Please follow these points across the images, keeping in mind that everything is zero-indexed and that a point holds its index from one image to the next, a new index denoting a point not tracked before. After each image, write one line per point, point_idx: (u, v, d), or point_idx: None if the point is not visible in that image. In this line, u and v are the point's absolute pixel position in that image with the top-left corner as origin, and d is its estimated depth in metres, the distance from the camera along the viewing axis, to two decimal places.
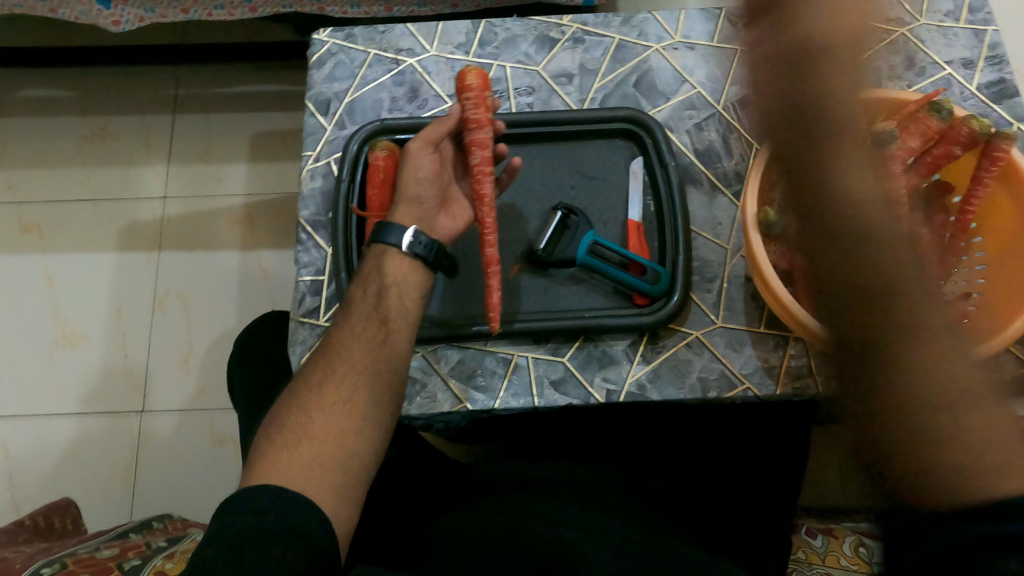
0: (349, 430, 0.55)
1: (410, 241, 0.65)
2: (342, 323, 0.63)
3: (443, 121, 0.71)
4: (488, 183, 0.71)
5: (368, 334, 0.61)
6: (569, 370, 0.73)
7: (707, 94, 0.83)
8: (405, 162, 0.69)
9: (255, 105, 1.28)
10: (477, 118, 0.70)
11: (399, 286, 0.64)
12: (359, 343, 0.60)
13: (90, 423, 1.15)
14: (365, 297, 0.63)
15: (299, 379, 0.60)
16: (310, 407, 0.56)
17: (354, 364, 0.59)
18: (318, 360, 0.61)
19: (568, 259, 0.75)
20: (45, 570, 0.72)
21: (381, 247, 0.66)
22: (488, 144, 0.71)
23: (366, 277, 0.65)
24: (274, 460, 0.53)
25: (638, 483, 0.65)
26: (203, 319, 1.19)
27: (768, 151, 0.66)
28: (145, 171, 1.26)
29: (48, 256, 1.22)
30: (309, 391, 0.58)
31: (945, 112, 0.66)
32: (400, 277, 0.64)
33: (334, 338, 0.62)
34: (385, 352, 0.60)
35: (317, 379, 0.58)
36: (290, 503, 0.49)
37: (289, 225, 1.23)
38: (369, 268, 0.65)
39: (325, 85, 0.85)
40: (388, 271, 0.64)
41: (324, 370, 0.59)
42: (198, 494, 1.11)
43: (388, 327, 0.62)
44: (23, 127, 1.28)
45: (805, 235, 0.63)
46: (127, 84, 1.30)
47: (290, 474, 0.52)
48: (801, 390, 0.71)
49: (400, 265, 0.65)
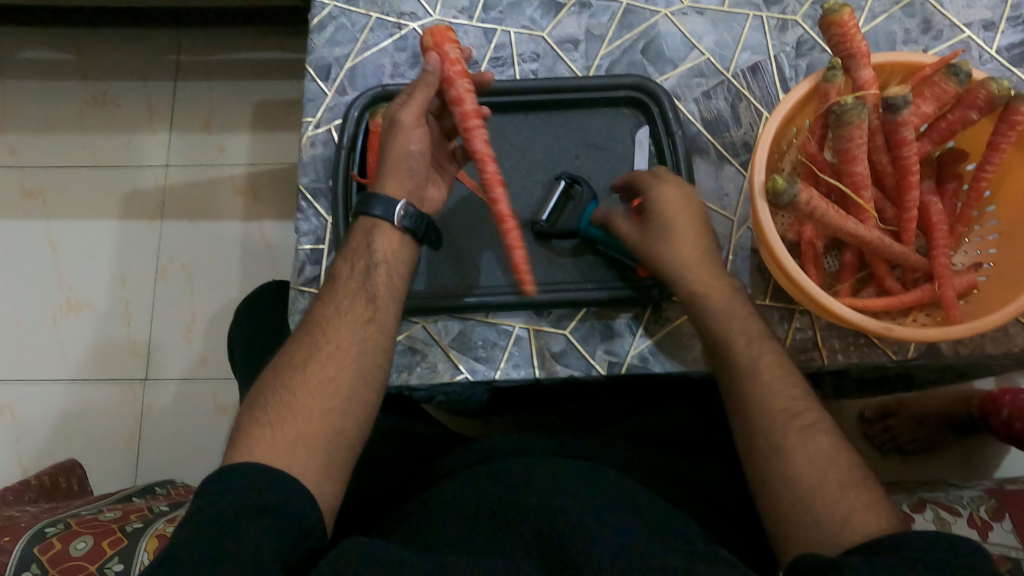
0: (336, 407, 0.55)
1: (399, 214, 0.64)
2: (328, 300, 0.61)
3: (423, 80, 0.66)
4: (480, 133, 0.68)
5: (355, 311, 0.60)
6: (571, 341, 0.72)
7: (716, 61, 0.80)
8: (394, 135, 0.64)
9: (257, 72, 1.26)
10: (454, 73, 0.67)
11: (389, 263, 0.63)
12: (345, 320, 0.59)
13: (95, 390, 1.15)
14: (353, 272, 0.62)
15: (284, 354, 0.58)
16: (303, 378, 0.55)
17: (340, 342, 0.58)
18: (302, 337, 0.59)
19: (571, 232, 0.73)
20: (51, 528, 0.74)
21: (368, 220, 0.64)
22: (472, 94, 0.68)
23: (353, 252, 0.63)
24: (257, 436, 0.52)
25: (640, 454, 0.65)
26: (204, 289, 1.19)
27: (779, 117, 0.64)
28: (147, 138, 1.25)
29: (52, 223, 1.22)
30: (298, 365, 0.56)
31: (962, 75, 0.62)
32: (390, 254, 0.63)
33: (319, 314, 0.60)
34: (372, 329, 0.59)
35: (303, 355, 0.57)
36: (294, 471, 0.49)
37: (291, 193, 1.22)
38: (358, 242, 0.64)
39: (325, 50, 0.83)
40: (377, 248, 0.63)
41: (309, 347, 0.58)
42: (202, 460, 1.13)
43: (376, 305, 0.60)
44: (23, 91, 1.26)
45: (813, 204, 0.61)
46: (126, 47, 1.27)
47: (286, 440, 0.52)
48: (807, 363, 0.70)
49: (389, 241, 0.63)
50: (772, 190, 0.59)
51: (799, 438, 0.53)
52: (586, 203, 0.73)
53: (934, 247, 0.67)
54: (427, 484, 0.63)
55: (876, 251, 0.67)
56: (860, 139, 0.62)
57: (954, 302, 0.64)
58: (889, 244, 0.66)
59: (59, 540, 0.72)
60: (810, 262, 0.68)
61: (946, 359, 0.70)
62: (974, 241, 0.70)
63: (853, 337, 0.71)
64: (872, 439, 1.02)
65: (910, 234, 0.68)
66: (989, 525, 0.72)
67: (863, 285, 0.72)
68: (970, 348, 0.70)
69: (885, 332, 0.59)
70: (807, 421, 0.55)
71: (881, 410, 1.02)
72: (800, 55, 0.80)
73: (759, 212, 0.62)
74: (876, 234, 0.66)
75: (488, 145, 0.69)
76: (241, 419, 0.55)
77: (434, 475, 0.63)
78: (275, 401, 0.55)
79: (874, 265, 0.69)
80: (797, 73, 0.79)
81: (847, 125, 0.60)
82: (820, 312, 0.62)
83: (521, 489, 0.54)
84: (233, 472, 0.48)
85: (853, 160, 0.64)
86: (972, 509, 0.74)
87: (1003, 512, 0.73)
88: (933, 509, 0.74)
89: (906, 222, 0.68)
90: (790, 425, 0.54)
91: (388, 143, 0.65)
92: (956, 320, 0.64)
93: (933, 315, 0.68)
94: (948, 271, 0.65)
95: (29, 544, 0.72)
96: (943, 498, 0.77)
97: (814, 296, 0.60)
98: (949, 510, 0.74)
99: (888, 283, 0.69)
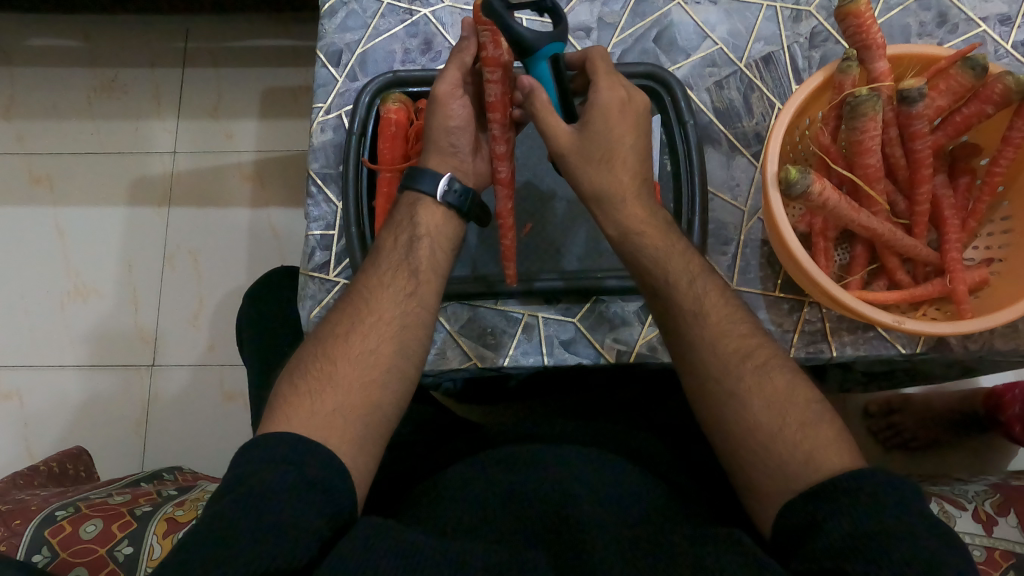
0: (375, 380, 0.54)
1: (444, 190, 0.63)
2: (371, 272, 0.61)
3: (462, 56, 0.65)
4: (499, 125, 0.67)
5: (397, 285, 0.60)
6: (579, 330, 0.72)
7: (729, 51, 0.80)
8: (433, 108, 0.64)
9: (265, 60, 1.25)
10: (490, 58, 0.64)
11: (431, 236, 0.63)
12: (387, 293, 0.59)
13: (103, 376, 1.16)
14: (395, 245, 0.62)
15: (325, 326, 0.59)
16: (337, 354, 0.55)
17: (382, 315, 0.58)
18: (346, 308, 0.59)
19: (525, 49, 0.59)
20: (60, 512, 0.75)
21: (413, 194, 0.64)
22: (497, 83, 0.64)
23: (397, 224, 0.63)
24: (297, 405, 0.52)
25: (652, 440, 0.65)
26: (211, 275, 1.19)
27: (794, 106, 0.63)
28: (154, 125, 1.25)
29: (59, 210, 1.22)
30: (337, 339, 0.56)
31: (979, 69, 0.62)
32: (433, 228, 0.63)
33: (364, 286, 0.60)
34: (412, 304, 0.59)
35: (345, 328, 0.57)
36: (306, 452, 0.48)
37: (298, 181, 1.22)
38: (402, 215, 0.64)
39: (336, 36, 0.83)
40: (421, 221, 0.63)
41: (352, 319, 0.58)
42: (207, 447, 1.13)
43: (418, 279, 0.60)
44: (31, 77, 1.26)
45: (825, 196, 0.61)
46: (135, 35, 1.27)
47: (322, 412, 0.51)
48: (815, 354, 0.70)
49: (434, 216, 0.63)
50: (785, 181, 0.59)
51: (763, 375, 0.51)
52: (558, 34, 0.60)
53: (946, 241, 0.67)
54: (436, 470, 0.63)
55: (886, 243, 0.67)
56: (873, 132, 0.62)
57: (965, 296, 0.64)
58: (901, 237, 0.66)
59: (68, 523, 0.73)
60: (820, 253, 0.68)
61: (956, 354, 0.70)
62: (986, 236, 0.70)
63: (863, 329, 0.70)
64: (877, 435, 1.03)
65: (922, 227, 0.68)
66: (994, 520, 0.72)
67: (873, 278, 0.71)
68: (979, 343, 0.69)
69: (896, 325, 0.59)
70: (770, 357, 0.53)
71: (885, 406, 1.03)
72: (813, 46, 0.79)
73: (771, 203, 0.61)
74: (888, 227, 0.66)
75: (502, 140, 0.67)
76: (276, 392, 0.55)
77: (441, 462, 0.64)
78: (306, 379, 0.54)
79: (885, 258, 0.69)
80: (810, 64, 0.79)
81: (860, 118, 0.60)
82: (831, 303, 0.62)
83: (529, 475, 0.53)
84: (256, 450, 0.48)
85: (866, 152, 0.64)
86: (977, 504, 0.74)
87: (1009, 507, 0.73)
88: (938, 502, 0.75)
89: (918, 215, 0.68)
90: (748, 359, 0.52)
91: (433, 114, 0.64)
92: (967, 315, 0.64)
93: (944, 309, 0.68)
94: (959, 266, 0.65)
95: (40, 527, 0.73)
96: (948, 492, 0.77)
97: (824, 287, 0.60)
98: (954, 504, 0.74)
99: (899, 277, 0.69)
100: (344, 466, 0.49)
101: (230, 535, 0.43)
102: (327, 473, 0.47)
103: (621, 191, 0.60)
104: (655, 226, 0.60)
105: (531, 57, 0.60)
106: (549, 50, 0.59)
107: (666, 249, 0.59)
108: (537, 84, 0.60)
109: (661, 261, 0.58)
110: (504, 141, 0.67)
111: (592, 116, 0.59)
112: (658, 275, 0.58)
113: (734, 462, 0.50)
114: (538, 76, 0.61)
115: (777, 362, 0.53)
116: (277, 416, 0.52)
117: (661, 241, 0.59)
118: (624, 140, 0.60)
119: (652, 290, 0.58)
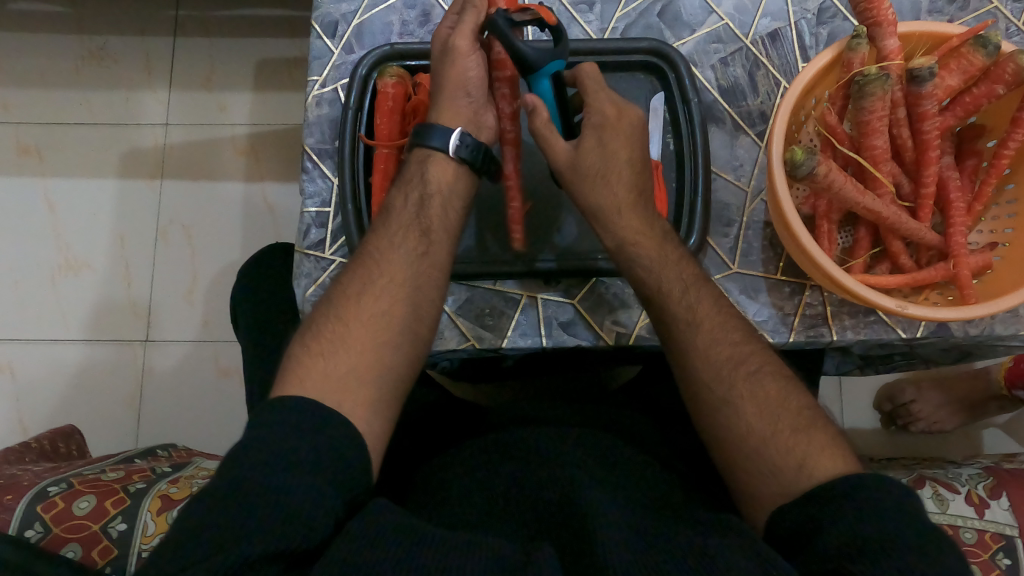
0: (386, 342, 0.53)
1: (456, 144, 0.62)
2: (382, 234, 0.60)
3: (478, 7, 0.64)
4: (506, 84, 0.66)
5: (408, 244, 0.59)
6: (578, 312, 0.72)
7: (735, 27, 0.78)
8: (451, 60, 0.64)
9: (259, 30, 1.21)
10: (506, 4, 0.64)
11: (443, 194, 0.62)
12: (399, 253, 0.58)
13: (96, 351, 1.15)
14: (406, 203, 0.61)
15: (336, 288, 0.58)
16: (348, 316, 0.54)
17: (393, 276, 0.57)
18: (358, 269, 0.58)
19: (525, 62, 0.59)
20: (53, 488, 0.74)
21: (424, 151, 0.63)
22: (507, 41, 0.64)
23: (408, 181, 0.62)
24: (309, 366, 0.51)
25: (652, 424, 0.65)
26: (206, 250, 1.18)
27: (802, 85, 0.62)
28: (146, 96, 1.22)
29: (48, 182, 1.20)
30: (349, 300, 0.55)
31: (991, 47, 0.60)
32: (445, 185, 0.62)
33: (374, 248, 0.59)
34: (426, 266, 0.58)
35: (358, 287, 0.56)
36: (306, 414, 0.47)
37: (294, 156, 1.20)
38: (412, 172, 0.62)
39: (332, 5, 0.80)
40: (432, 178, 0.62)
41: (364, 279, 0.57)
42: (201, 424, 1.13)
43: (429, 241, 0.60)
44: (16, 45, 1.23)
45: (831, 177, 0.60)
46: (125, 3, 1.23)
47: (335, 375, 0.51)
48: (815, 337, 0.70)
49: (445, 172, 0.62)
50: (791, 162, 0.58)
51: (755, 372, 0.51)
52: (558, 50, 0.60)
53: (951, 225, 0.66)
54: (436, 453, 0.63)
55: (890, 227, 0.66)
56: (880, 111, 0.61)
57: (968, 282, 0.64)
58: (905, 220, 0.65)
59: (61, 499, 0.73)
60: (824, 236, 0.67)
61: (956, 336, 0.69)
62: (990, 220, 0.69)
63: (864, 312, 0.70)
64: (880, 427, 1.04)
65: (927, 210, 0.67)
66: (987, 503, 0.72)
67: (876, 262, 0.70)
68: (980, 326, 0.69)
69: (900, 310, 0.58)
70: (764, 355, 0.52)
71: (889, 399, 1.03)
72: (821, 22, 0.77)
73: (776, 186, 0.60)
74: (893, 209, 0.65)
75: (509, 100, 0.67)
76: (288, 355, 0.54)
77: (444, 446, 0.63)
78: (317, 341, 0.53)
79: (888, 242, 0.68)
80: (817, 41, 0.77)
81: (868, 97, 0.59)
82: (834, 287, 0.61)
83: (529, 456, 0.53)
84: (255, 418, 0.47)
85: (873, 133, 0.63)
86: (970, 486, 0.74)
87: (1001, 490, 0.73)
88: (932, 485, 0.75)
89: (924, 198, 0.67)
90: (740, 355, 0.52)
91: (445, 72, 0.64)
92: (970, 300, 0.63)
93: (946, 294, 0.67)
94: (964, 250, 0.64)
95: (32, 503, 0.73)
96: (942, 474, 0.77)
97: (828, 273, 0.59)
98: (948, 487, 0.74)
99: (902, 260, 0.68)
100: (358, 434, 0.48)
101: (229, 504, 0.42)
102: (332, 438, 0.46)
103: (613, 182, 0.60)
104: (646, 208, 0.60)
105: (533, 74, 0.60)
106: (550, 68, 0.60)
107: (661, 259, 0.58)
108: (539, 102, 0.60)
109: (655, 270, 0.58)
110: (511, 101, 0.67)
111: (587, 135, 0.61)
112: (644, 259, 0.58)
113: (728, 440, 0.49)
114: (540, 93, 0.61)
115: (774, 365, 0.52)
116: (283, 386, 0.51)
117: (655, 233, 0.59)
118: (619, 156, 0.61)
119: (641, 263, 0.58)
